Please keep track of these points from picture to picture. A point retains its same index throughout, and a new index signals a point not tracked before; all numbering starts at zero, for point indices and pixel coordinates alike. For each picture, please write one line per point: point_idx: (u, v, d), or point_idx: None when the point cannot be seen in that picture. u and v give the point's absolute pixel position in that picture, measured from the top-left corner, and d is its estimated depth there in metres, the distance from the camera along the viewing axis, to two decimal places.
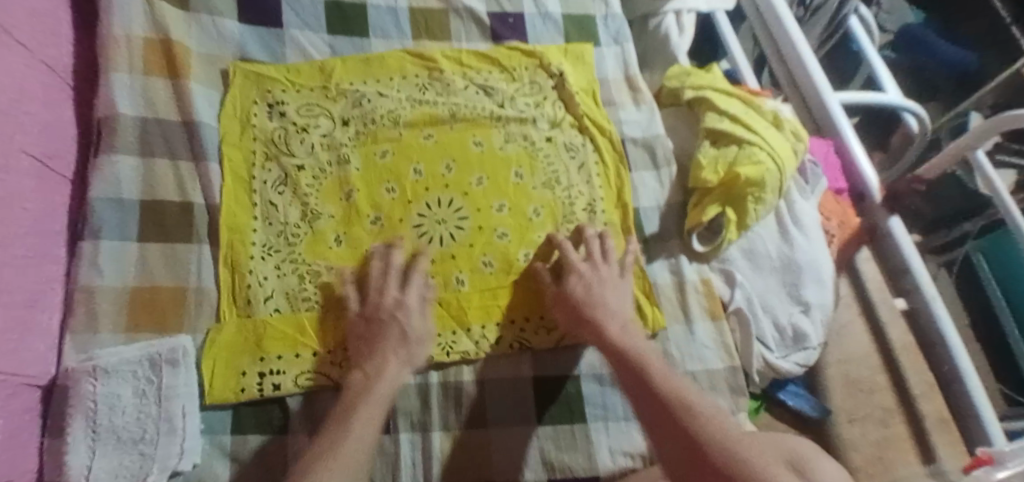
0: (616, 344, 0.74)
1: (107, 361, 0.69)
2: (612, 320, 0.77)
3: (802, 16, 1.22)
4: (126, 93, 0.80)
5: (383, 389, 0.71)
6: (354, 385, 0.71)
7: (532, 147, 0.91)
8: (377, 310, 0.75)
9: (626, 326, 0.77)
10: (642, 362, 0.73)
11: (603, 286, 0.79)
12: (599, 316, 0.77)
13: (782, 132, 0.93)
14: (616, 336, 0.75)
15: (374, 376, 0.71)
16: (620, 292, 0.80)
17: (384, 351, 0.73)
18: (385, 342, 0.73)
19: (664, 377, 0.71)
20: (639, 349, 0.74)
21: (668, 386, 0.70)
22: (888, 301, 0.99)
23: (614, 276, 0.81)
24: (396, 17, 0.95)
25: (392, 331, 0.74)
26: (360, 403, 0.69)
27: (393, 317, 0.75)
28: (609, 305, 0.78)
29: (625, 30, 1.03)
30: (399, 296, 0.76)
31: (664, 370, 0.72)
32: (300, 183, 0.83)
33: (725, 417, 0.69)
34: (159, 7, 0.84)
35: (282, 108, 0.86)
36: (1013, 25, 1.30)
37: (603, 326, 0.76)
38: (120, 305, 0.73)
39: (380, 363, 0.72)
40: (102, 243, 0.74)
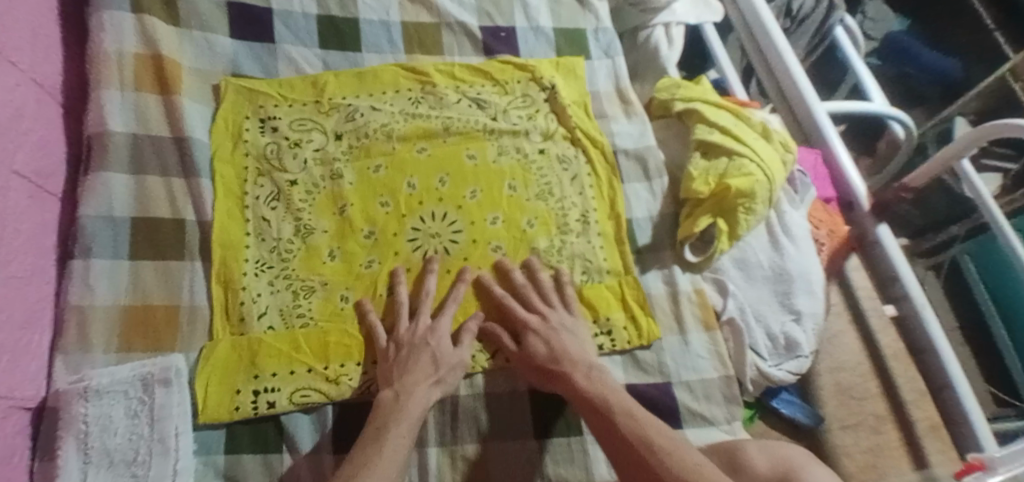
0: (582, 396, 0.73)
1: (100, 382, 0.68)
2: (577, 369, 0.75)
3: (788, 28, 1.23)
4: (118, 110, 0.79)
5: (414, 411, 0.70)
6: (384, 405, 0.71)
7: (525, 159, 0.91)
8: (411, 337, 0.76)
9: (593, 370, 0.75)
10: (608, 410, 0.71)
11: (562, 335, 0.78)
12: (564, 368, 0.75)
13: (770, 144, 0.94)
14: (584, 384, 0.74)
15: (404, 395, 0.71)
16: (576, 340, 0.78)
17: (415, 373, 0.73)
18: (418, 364, 0.73)
19: (631, 421, 0.69)
20: (604, 395, 0.72)
21: (633, 433, 0.68)
22: (877, 309, 1.00)
23: (568, 323, 0.79)
24: (388, 31, 0.95)
25: (424, 355, 0.74)
26: (391, 422, 0.69)
27: (425, 343, 0.75)
28: (571, 356, 0.76)
29: (616, 43, 1.04)
30: (432, 323, 0.77)
31: (630, 415, 0.70)
32: (293, 198, 0.82)
33: (698, 455, 0.66)
34: (150, 23, 0.84)
35: (274, 123, 0.85)
36: (996, 31, 1.35)
37: (572, 377, 0.75)
38: (112, 324, 0.72)
39: (409, 384, 0.72)
40: (94, 261, 0.73)
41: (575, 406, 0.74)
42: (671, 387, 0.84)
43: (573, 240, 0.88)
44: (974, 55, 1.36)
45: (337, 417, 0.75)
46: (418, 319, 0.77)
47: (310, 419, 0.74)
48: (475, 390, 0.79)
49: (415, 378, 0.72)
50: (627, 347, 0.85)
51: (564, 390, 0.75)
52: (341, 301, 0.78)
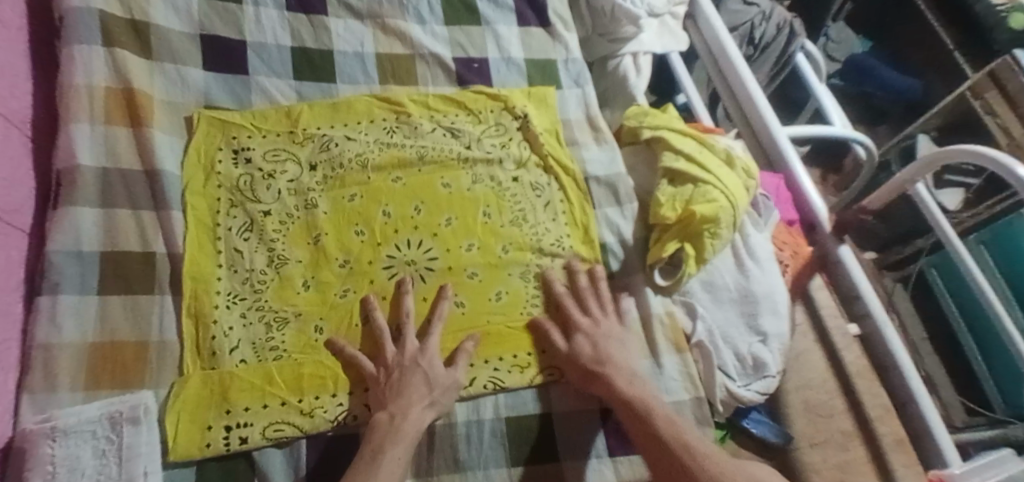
0: (624, 397, 0.78)
1: (67, 422, 0.66)
2: (619, 373, 0.80)
3: (752, 55, 1.25)
4: (87, 144, 0.78)
5: (411, 432, 0.72)
6: (379, 426, 0.72)
7: (499, 187, 0.92)
8: (400, 360, 0.77)
9: (635, 377, 0.80)
10: (649, 414, 0.76)
11: (609, 341, 0.82)
12: (607, 371, 0.80)
13: (734, 170, 0.96)
14: (626, 388, 0.78)
15: (400, 417, 0.72)
16: (621, 344, 0.83)
17: (410, 394, 0.74)
18: (412, 386, 0.75)
19: (671, 426, 0.75)
20: (646, 400, 0.77)
21: (673, 438, 0.74)
22: (842, 327, 1.02)
23: (618, 331, 0.84)
24: (362, 62, 0.96)
25: (417, 376, 0.75)
26: (389, 442, 0.70)
27: (416, 364, 0.76)
28: (613, 359, 0.81)
29: (586, 73, 1.06)
30: (421, 344, 0.78)
31: (670, 422, 0.75)
32: (266, 229, 0.82)
33: (729, 461, 0.72)
34: (121, 56, 0.83)
35: (247, 154, 0.85)
36: (956, 51, 1.40)
37: (613, 381, 0.79)
38: (80, 361, 0.70)
39: (405, 405, 0.73)
40: (62, 298, 0.71)
41: (612, 405, 0.78)
42: None
43: (548, 265, 0.89)
44: (935, 70, 1.46)
45: (310, 450, 0.74)
46: (405, 341, 0.78)
47: (282, 453, 0.73)
48: (452, 418, 0.79)
49: (410, 399, 0.74)
50: None
51: (603, 390, 0.79)
52: (315, 332, 0.78)
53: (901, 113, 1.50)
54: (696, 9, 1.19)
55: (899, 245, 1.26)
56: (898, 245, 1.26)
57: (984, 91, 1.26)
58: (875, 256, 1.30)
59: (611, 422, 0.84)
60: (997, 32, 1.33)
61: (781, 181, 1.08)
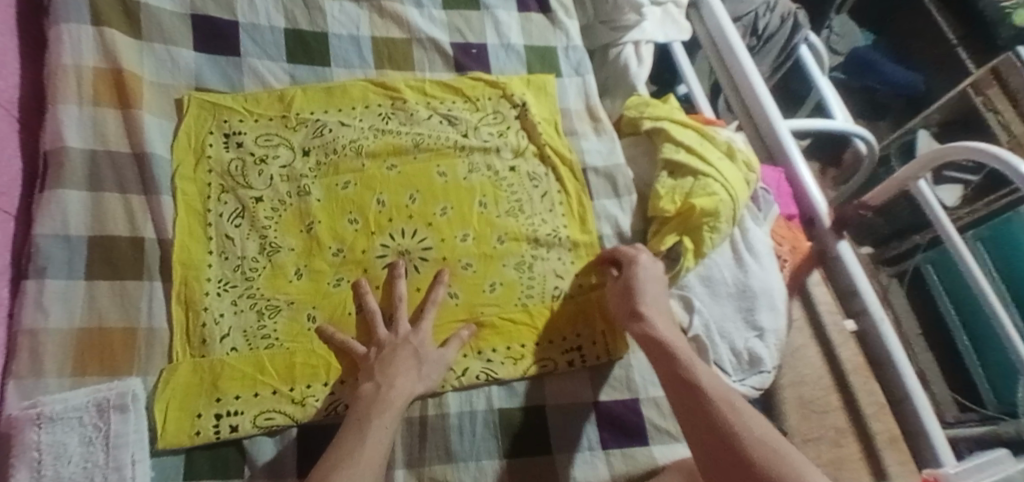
0: (662, 342, 0.76)
1: (53, 408, 0.64)
2: (660, 317, 0.79)
3: (755, 46, 1.24)
4: (76, 126, 0.77)
5: (399, 401, 0.71)
6: (365, 395, 0.71)
7: (496, 177, 0.91)
8: (393, 337, 0.76)
9: (673, 328, 0.78)
10: (688, 360, 0.74)
11: (651, 287, 0.81)
12: (647, 313, 0.79)
13: (734, 163, 0.94)
14: (665, 332, 0.77)
15: (386, 386, 0.71)
16: (659, 289, 0.82)
17: (398, 366, 0.73)
18: (400, 358, 0.74)
19: (710, 377, 0.71)
20: (687, 352, 0.75)
21: (715, 390, 0.70)
22: (837, 324, 1.02)
23: (659, 275, 0.82)
24: (357, 45, 0.94)
25: (405, 350, 0.75)
26: (376, 410, 0.69)
27: (407, 340, 0.76)
28: (650, 306, 0.80)
29: (587, 61, 1.04)
30: (411, 329, 0.77)
31: (712, 377, 0.72)
32: (258, 215, 0.80)
33: (772, 425, 0.66)
34: (110, 35, 0.81)
35: (239, 138, 0.84)
36: (959, 45, 1.41)
37: (651, 324, 0.78)
38: (67, 347, 0.69)
39: (392, 375, 0.73)
40: (48, 282, 0.70)
41: (648, 349, 0.76)
42: (639, 404, 0.84)
43: (543, 256, 0.88)
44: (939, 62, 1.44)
45: (302, 439, 0.74)
46: (396, 325, 0.77)
47: (274, 441, 0.73)
48: (444, 409, 0.79)
49: (395, 373, 0.73)
50: (596, 362, 0.85)
51: (639, 332, 0.78)
52: (308, 321, 0.77)
53: (903, 108, 1.48)
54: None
55: (897, 240, 1.25)
56: (896, 240, 1.25)
57: (986, 87, 1.26)
58: (874, 251, 1.28)
59: (604, 414, 0.83)
60: (1001, 28, 1.34)
61: (782, 176, 1.06)
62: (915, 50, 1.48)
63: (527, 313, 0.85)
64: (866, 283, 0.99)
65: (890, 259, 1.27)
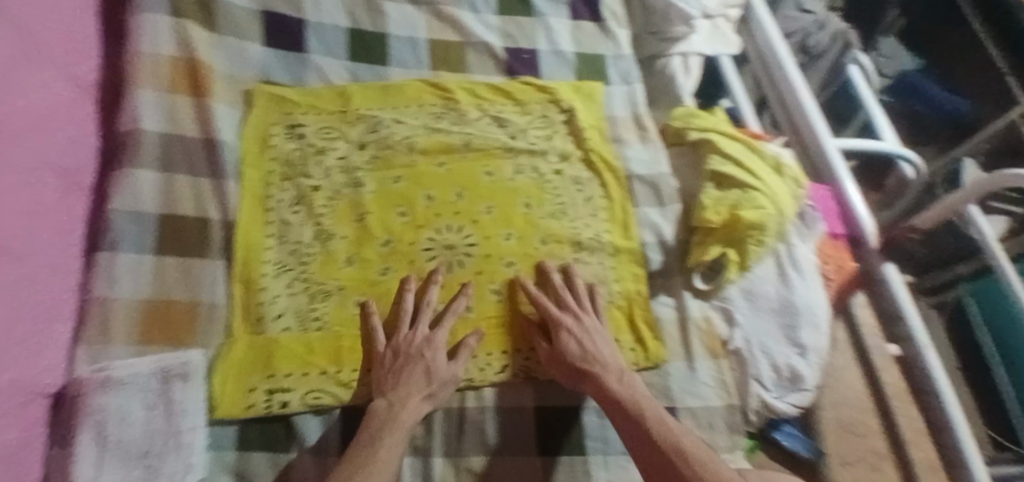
0: (615, 399, 0.76)
1: (122, 373, 0.69)
2: (608, 371, 0.78)
3: (804, 64, 1.29)
4: (152, 111, 0.81)
5: (408, 420, 0.72)
6: (378, 413, 0.72)
7: (541, 179, 0.93)
8: (408, 346, 0.77)
9: (624, 376, 0.78)
10: (640, 414, 0.74)
11: (596, 340, 0.80)
12: (595, 370, 0.78)
13: (784, 179, 0.95)
14: (616, 387, 0.77)
15: (398, 406, 0.72)
16: (602, 342, 0.80)
17: (408, 385, 0.74)
18: (411, 377, 0.75)
19: (665, 430, 0.72)
20: (639, 402, 0.75)
21: (670, 447, 0.71)
22: (881, 347, 1.02)
23: (601, 329, 0.82)
24: (414, 47, 0.98)
25: (418, 367, 0.75)
26: (387, 430, 0.70)
27: (421, 355, 0.76)
28: (596, 363, 0.78)
29: (634, 71, 1.06)
30: (428, 333, 0.78)
31: (666, 428, 0.72)
32: (315, 203, 0.84)
33: (730, 471, 0.69)
34: (186, 26, 0.86)
35: (301, 130, 0.88)
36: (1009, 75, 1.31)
37: (601, 380, 0.77)
38: (133, 318, 0.73)
39: (403, 395, 0.73)
40: (119, 255, 0.74)
41: (605, 407, 0.77)
42: (676, 412, 0.85)
43: (585, 259, 0.90)
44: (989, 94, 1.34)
45: (346, 422, 0.76)
46: (416, 327, 0.78)
47: (320, 420, 0.76)
48: (483, 403, 0.81)
49: (410, 387, 0.74)
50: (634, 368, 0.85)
51: (593, 391, 0.77)
52: (356, 307, 0.80)
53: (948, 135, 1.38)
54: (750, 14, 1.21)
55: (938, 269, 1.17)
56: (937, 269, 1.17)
57: None
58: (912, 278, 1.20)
59: None
60: None
61: (828, 194, 1.07)
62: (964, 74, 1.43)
63: None
64: (912, 307, 0.99)
65: (931, 290, 1.19)
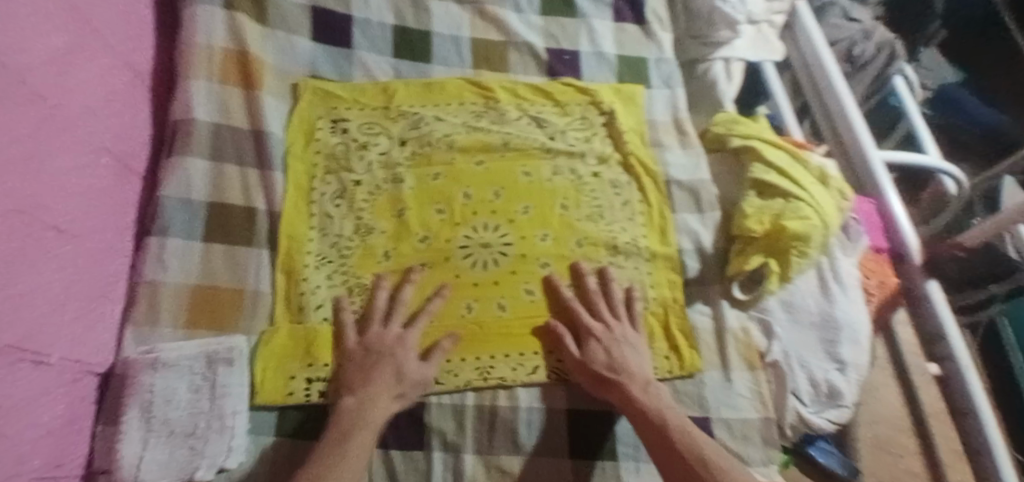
0: (640, 408, 0.76)
1: (168, 355, 0.71)
2: (633, 380, 0.78)
3: (848, 73, 1.26)
4: (204, 101, 0.84)
5: (378, 418, 0.71)
6: (345, 409, 0.71)
7: (579, 181, 0.93)
8: (380, 344, 0.76)
9: (650, 386, 0.78)
10: (664, 424, 0.74)
11: (623, 348, 0.81)
12: (620, 378, 0.78)
13: (828, 189, 0.94)
14: (642, 396, 0.77)
15: (368, 404, 0.72)
16: (629, 351, 0.81)
17: (377, 382, 0.73)
18: (382, 375, 0.74)
19: (688, 440, 0.73)
20: (663, 412, 0.75)
21: (694, 457, 0.71)
22: (921, 365, 1.01)
23: (631, 338, 0.82)
24: (458, 45, 0.99)
25: (388, 365, 0.75)
26: (357, 429, 0.69)
27: (392, 353, 0.75)
28: (621, 372, 0.78)
29: (676, 75, 1.05)
30: (402, 332, 0.77)
31: (689, 438, 0.73)
32: (356, 197, 0.86)
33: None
34: (239, 19, 0.89)
35: (344, 124, 0.90)
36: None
37: (627, 388, 0.77)
38: (182, 301, 0.76)
39: (373, 392, 0.73)
40: (169, 240, 0.77)
41: (629, 416, 0.77)
42: (709, 423, 0.84)
43: (620, 263, 0.89)
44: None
45: None
46: (388, 326, 0.78)
47: None
48: (515, 402, 0.81)
49: (381, 386, 0.73)
50: (667, 376, 0.85)
51: (618, 400, 0.77)
52: None
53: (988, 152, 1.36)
54: (795, 20, 1.19)
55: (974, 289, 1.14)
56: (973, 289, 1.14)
57: None
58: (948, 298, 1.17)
59: None
60: None
61: (873, 207, 1.06)
62: (1006, 93, 1.42)
63: None
64: (954, 327, 0.97)
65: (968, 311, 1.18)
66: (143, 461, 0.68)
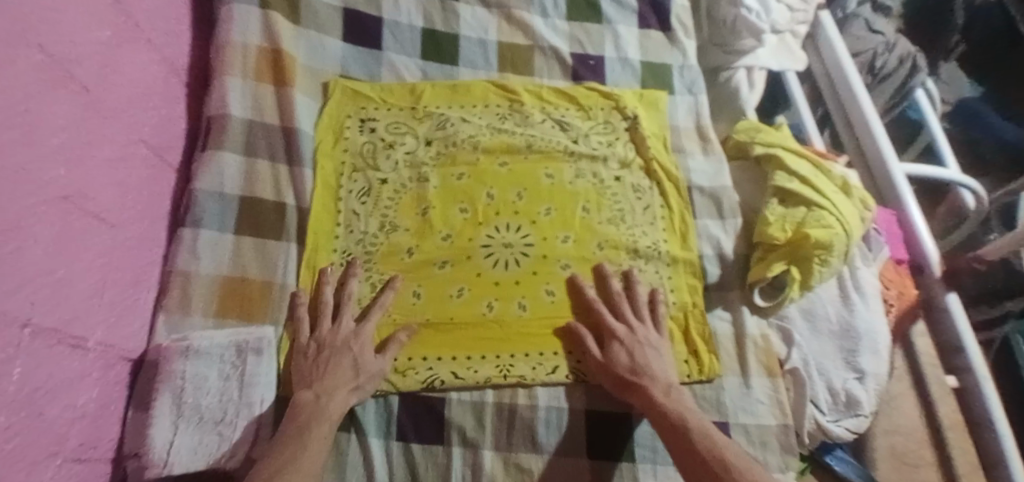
0: (662, 411, 0.76)
1: (201, 343, 0.74)
2: (655, 383, 0.78)
3: (869, 84, 1.25)
4: (238, 97, 0.87)
5: (334, 411, 0.72)
6: (303, 405, 0.72)
7: (601, 185, 0.94)
8: (332, 340, 0.77)
9: (671, 389, 0.78)
10: (685, 427, 0.74)
11: (646, 351, 0.81)
12: (642, 381, 0.78)
13: (850, 199, 0.94)
14: (664, 399, 0.77)
15: (324, 398, 0.73)
16: (654, 355, 0.81)
17: (336, 376, 0.74)
18: (338, 368, 0.75)
19: (709, 442, 0.73)
20: (686, 415, 0.75)
21: (714, 458, 0.71)
22: (939, 377, 1.01)
23: (654, 341, 0.82)
24: (485, 49, 1.00)
25: (345, 359, 0.76)
26: (314, 425, 0.71)
27: (347, 347, 0.77)
28: (644, 374, 0.79)
29: (700, 81, 1.06)
30: (354, 328, 0.79)
31: (710, 440, 0.73)
32: (382, 196, 0.88)
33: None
34: (274, 18, 0.91)
35: (372, 124, 0.92)
36: None
37: (649, 391, 0.78)
38: (213, 291, 0.79)
39: (330, 386, 0.74)
40: (201, 232, 0.80)
41: (652, 419, 0.77)
42: (727, 427, 0.84)
43: (641, 267, 0.90)
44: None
45: (400, 407, 0.80)
46: (340, 321, 0.79)
47: (377, 404, 0.80)
48: (534, 401, 0.82)
49: (337, 380, 0.74)
50: (686, 380, 0.85)
51: (641, 403, 0.78)
52: (413, 297, 0.84)
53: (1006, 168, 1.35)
54: (817, 30, 1.20)
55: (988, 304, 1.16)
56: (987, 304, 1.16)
57: None
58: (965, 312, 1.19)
59: None
60: None
61: (893, 218, 1.06)
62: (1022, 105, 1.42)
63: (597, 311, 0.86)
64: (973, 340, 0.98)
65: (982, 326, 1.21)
66: (173, 445, 0.70)
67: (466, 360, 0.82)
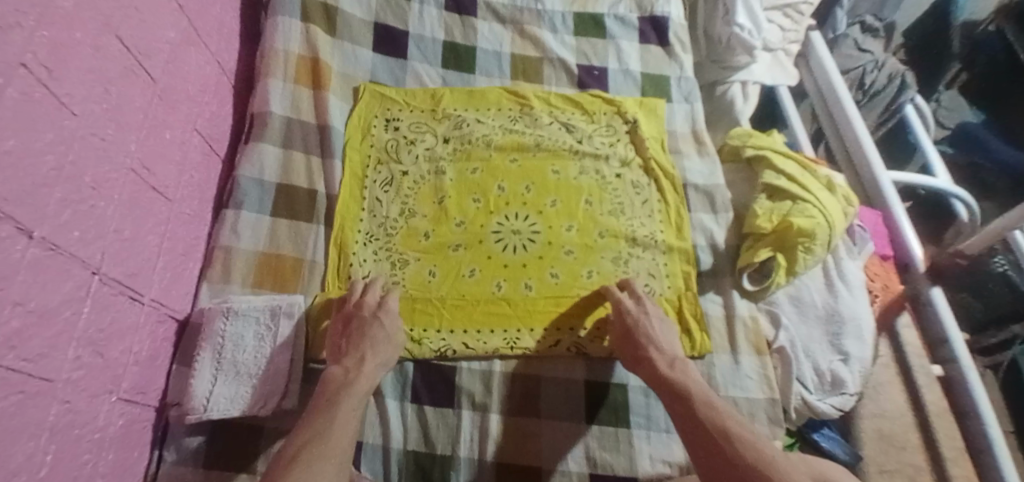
0: (666, 380, 0.81)
1: (240, 305, 0.83)
2: (661, 356, 0.84)
3: (861, 100, 1.33)
4: (279, 98, 0.98)
5: (364, 384, 0.78)
6: (335, 379, 0.78)
7: (603, 181, 1.03)
8: (359, 317, 0.83)
9: (676, 362, 0.84)
10: (687, 394, 0.79)
11: (653, 326, 0.87)
12: (648, 353, 0.84)
13: (834, 195, 1.02)
14: (667, 370, 0.82)
15: (354, 373, 0.79)
16: (663, 329, 0.87)
17: (371, 340, 0.81)
18: (372, 340, 0.81)
19: (708, 409, 0.77)
20: (689, 385, 0.80)
21: (713, 424, 0.75)
22: (925, 368, 1.06)
23: (660, 315, 0.88)
24: (499, 59, 1.11)
25: (376, 330, 0.82)
26: (343, 396, 0.76)
27: (375, 317, 0.83)
28: (652, 344, 0.85)
29: (696, 91, 1.15)
30: (379, 300, 0.85)
31: (710, 407, 0.77)
32: (403, 186, 0.98)
33: (770, 446, 0.73)
34: (313, 30, 1.03)
35: (396, 123, 1.02)
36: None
37: (654, 364, 0.83)
38: (251, 264, 0.88)
39: (365, 348, 0.81)
40: (243, 213, 0.90)
41: (657, 388, 0.82)
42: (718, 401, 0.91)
43: (639, 254, 0.98)
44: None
45: (415, 373, 0.88)
46: (366, 294, 0.85)
47: (393, 371, 0.88)
48: (536, 372, 0.90)
49: (363, 352, 0.80)
50: None
51: (648, 373, 0.83)
52: (428, 275, 0.92)
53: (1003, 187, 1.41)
54: (808, 49, 1.28)
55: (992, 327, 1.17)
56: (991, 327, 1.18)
57: None
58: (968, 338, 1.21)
59: None
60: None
61: (879, 218, 1.13)
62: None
63: (591, 295, 0.93)
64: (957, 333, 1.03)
65: (985, 349, 1.21)
66: (212, 394, 0.79)
67: (477, 333, 0.89)
